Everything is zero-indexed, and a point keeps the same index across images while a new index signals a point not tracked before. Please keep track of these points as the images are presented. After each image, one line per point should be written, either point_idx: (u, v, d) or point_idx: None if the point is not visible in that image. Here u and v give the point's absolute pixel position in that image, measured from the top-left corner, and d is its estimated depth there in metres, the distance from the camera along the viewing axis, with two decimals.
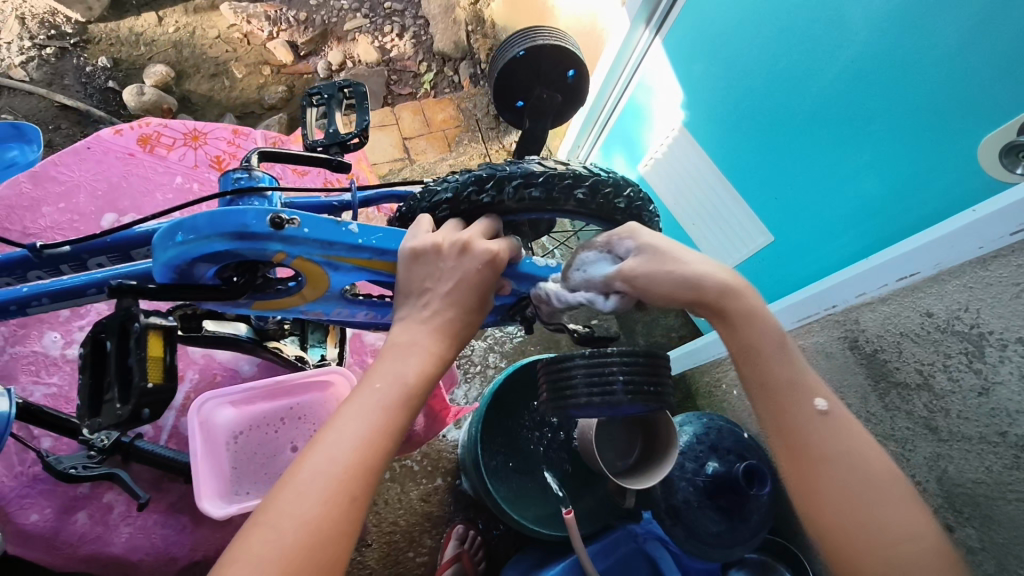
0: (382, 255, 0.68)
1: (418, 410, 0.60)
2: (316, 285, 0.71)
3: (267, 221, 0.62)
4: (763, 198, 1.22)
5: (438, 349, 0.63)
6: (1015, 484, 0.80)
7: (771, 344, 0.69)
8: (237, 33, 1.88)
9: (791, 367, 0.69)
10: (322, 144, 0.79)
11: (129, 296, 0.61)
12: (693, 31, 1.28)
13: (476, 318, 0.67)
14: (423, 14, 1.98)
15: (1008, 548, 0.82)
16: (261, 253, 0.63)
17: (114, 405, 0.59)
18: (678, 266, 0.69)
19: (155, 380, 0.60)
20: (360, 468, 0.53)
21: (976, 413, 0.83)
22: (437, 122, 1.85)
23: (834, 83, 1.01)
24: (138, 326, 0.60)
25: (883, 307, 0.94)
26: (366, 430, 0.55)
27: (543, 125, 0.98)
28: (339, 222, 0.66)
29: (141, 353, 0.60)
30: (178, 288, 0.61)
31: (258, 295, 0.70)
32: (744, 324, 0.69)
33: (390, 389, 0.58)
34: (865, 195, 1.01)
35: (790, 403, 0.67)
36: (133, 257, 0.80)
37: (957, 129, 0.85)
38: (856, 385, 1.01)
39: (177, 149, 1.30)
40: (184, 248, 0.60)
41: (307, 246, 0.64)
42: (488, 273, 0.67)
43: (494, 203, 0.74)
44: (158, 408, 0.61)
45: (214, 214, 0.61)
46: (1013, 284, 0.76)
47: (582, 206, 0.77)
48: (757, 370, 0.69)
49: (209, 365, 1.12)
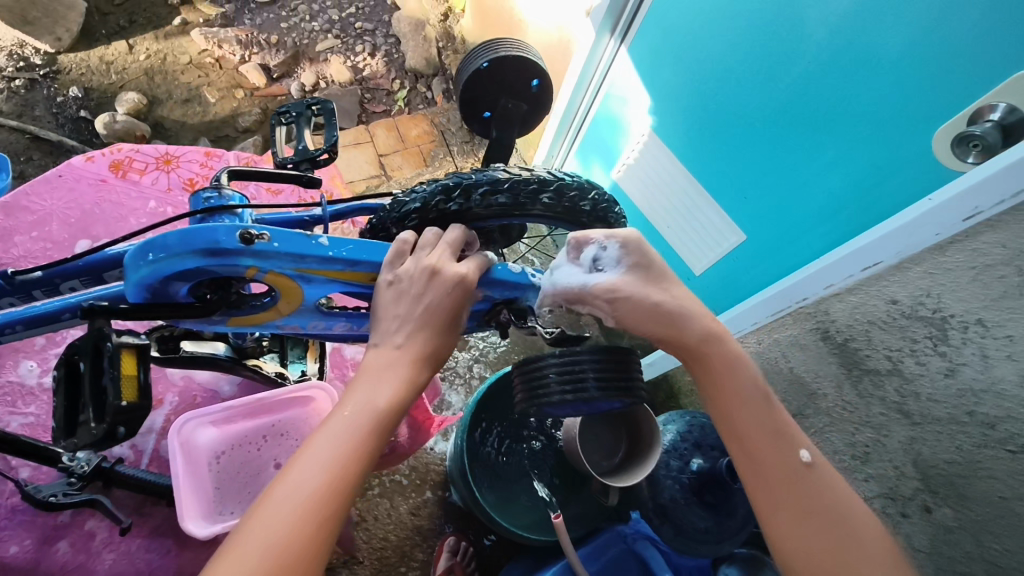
0: (354, 266, 0.69)
1: (390, 435, 0.61)
2: (290, 298, 0.72)
3: (237, 237, 0.62)
4: (734, 198, 1.24)
5: (411, 374, 0.64)
6: (985, 461, 0.83)
7: (753, 389, 0.72)
8: (208, 58, 1.89)
9: (773, 415, 0.71)
10: (293, 162, 0.80)
11: (101, 317, 0.62)
12: (660, 38, 1.30)
13: (449, 339, 0.69)
14: (393, 33, 2.01)
15: (983, 524, 0.85)
16: (233, 269, 0.64)
17: (91, 424, 0.60)
18: (688, 304, 0.75)
19: (129, 398, 0.60)
20: (327, 501, 0.54)
21: (945, 394, 0.85)
22: (412, 137, 1.87)
23: (796, 84, 1.04)
24: (110, 345, 0.60)
25: (851, 297, 0.96)
26: (333, 462, 0.56)
27: (510, 133, 1.03)
28: (309, 235, 0.67)
29: (115, 372, 0.59)
30: (150, 309, 0.62)
31: (232, 312, 0.70)
32: (726, 369, 0.73)
33: (361, 418, 0.59)
34: (829, 192, 1.04)
35: (772, 449, 0.69)
36: (106, 278, 0.79)
37: (914, 123, 0.88)
38: (830, 374, 1.03)
39: (150, 173, 1.30)
40: (156, 266, 0.61)
41: (279, 261, 0.65)
42: (460, 294, 0.69)
43: (461, 211, 0.76)
44: (133, 425, 0.61)
45: (184, 232, 0.61)
46: (969, 268, 0.79)
47: (549, 210, 0.79)
48: (736, 415, 0.71)
49: (188, 386, 1.11)
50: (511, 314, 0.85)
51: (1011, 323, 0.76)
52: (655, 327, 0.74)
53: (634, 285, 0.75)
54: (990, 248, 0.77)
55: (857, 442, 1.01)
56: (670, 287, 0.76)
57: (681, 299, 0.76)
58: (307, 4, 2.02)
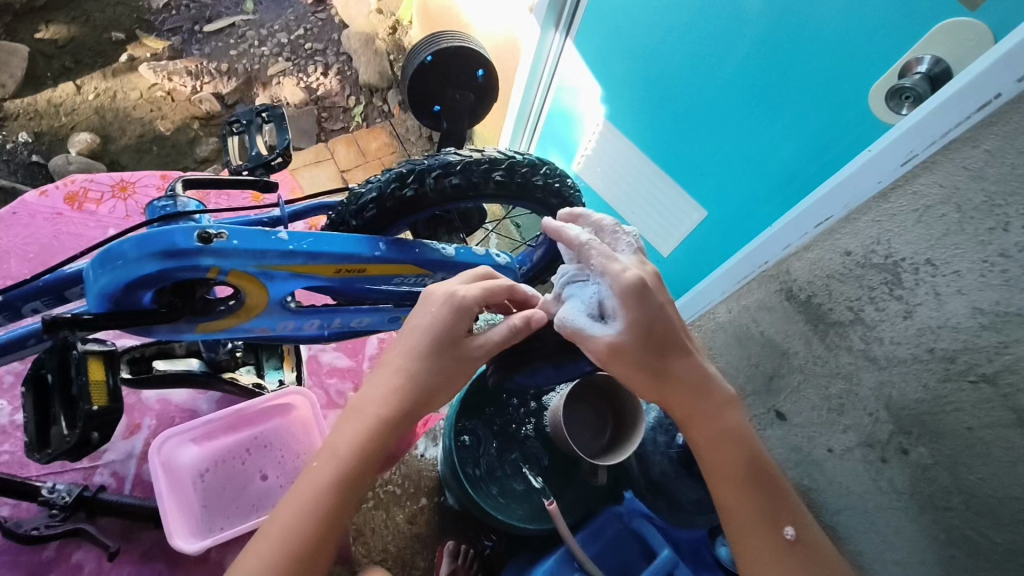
0: (315, 258, 0.73)
1: (359, 474, 0.68)
2: (255, 299, 0.73)
3: (195, 238, 0.64)
4: (691, 177, 1.27)
5: (375, 416, 0.69)
6: (951, 395, 0.85)
7: (745, 469, 0.76)
8: (160, 91, 1.87)
9: (766, 492, 0.76)
10: (247, 168, 0.80)
11: (64, 328, 0.61)
12: (605, 30, 1.33)
13: (435, 367, 0.71)
14: (344, 51, 2.03)
15: (956, 458, 0.88)
16: (195, 270, 0.65)
17: (64, 431, 0.64)
18: (676, 363, 0.75)
19: (99, 403, 0.63)
20: (297, 550, 0.64)
21: (905, 336, 0.89)
22: (372, 151, 1.88)
23: (738, 66, 1.08)
24: (76, 353, 0.63)
25: (809, 254, 1.00)
26: (303, 514, 0.65)
27: (462, 125, 1.04)
28: (267, 231, 0.69)
29: (83, 378, 0.63)
30: (115, 316, 0.62)
31: (199, 317, 0.71)
32: (719, 452, 0.76)
33: (327, 469, 0.67)
34: (781, 163, 1.07)
35: (760, 530, 0.74)
36: (69, 296, 0.77)
37: (851, 86, 0.92)
38: (798, 332, 1.06)
39: (107, 202, 1.29)
40: (115, 273, 0.62)
41: (239, 258, 0.67)
42: (455, 311, 0.72)
43: (417, 195, 0.81)
44: (106, 430, 0.65)
45: (141, 237, 0.62)
46: (913, 212, 0.84)
47: (502, 186, 0.86)
48: (728, 498, 0.76)
49: (166, 409, 1.10)
50: None
51: (957, 258, 0.79)
52: (650, 387, 0.75)
53: (632, 342, 0.73)
54: (928, 189, 0.82)
55: (831, 395, 1.04)
56: (664, 345, 0.74)
57: (672, 358, 0.75)
58: (255, 29, 2.02)
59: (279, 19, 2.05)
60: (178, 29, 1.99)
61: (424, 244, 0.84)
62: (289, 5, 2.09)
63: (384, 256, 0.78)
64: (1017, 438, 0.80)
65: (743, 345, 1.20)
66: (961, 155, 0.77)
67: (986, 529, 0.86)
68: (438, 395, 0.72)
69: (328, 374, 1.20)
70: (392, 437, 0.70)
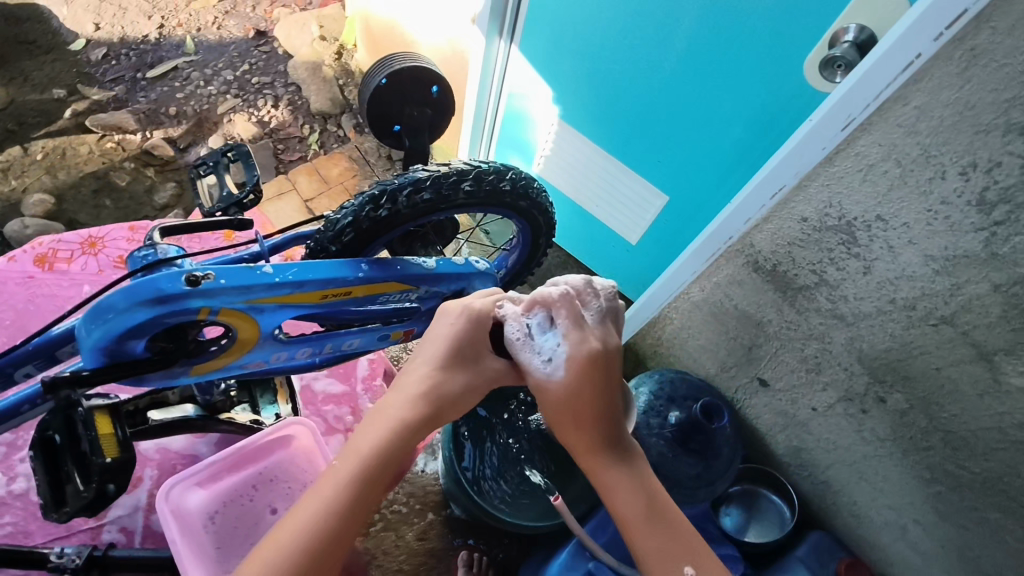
0: (302, 286, 0.75)
1: (385, 474, 0.66)
2: (247, 334, 0.76)
3: (183, 281, 0.67)
4: (650, 166, 1.33)
5: (402, 416, 0.69)
6: (917, 340, 0.91)
7: (649, 512, 0.72)
8: (110, 143, 1.85)
9: (672, 531, 0.71)
10: (221, 209, 0.83)
11: (64, 389, 0.66)
12: (546, 32, 1.33)
13: (456, 375, 0.74)
14: (291, 81, 2.02)
15: (931, 399, 0.94)
16: (185, 312, 0.67)
17: (80, 488, 0.68)
18: (597, 425, 0.76)
19: (112, 454, 0.68)
20: (315, 551, 0.60)
21: (867, 290, 0.94)
22: (334, 176, 1.88)
23: (681, 54, 1.12)
24: (81, 410, 0.67)
25: (768, 226, 1.03)
26: (324, 513, 0.62)
27: (423, 140, 1.08)
28: (252, 267, 0.72)
29: (92, 433, 0.67)
30: (108, 371, 0.67)
31: (192, 360, 0.75)
32: (622, 496, 0.73)
33: (350, 468, 0.65)
34: (734, 141, 1.15)
35: (667, 574, 0.68)
36: (59, 355, 0.77)
37: (785, 65, 0.99)
38: (769, 301, 1.11)
39: (78, 259, 1.27)
40: (106, 326, 0.65)
41: (228, 295, 0.70)
42: (471, 322, 0.78)
43: (392, 214, 0.84)
44: (121, 480, 0.70)
45: (128, 289, 0.65)
46: (858, 171, 0.87)
47: (472, 196, 0.89)
48: (638, 539, 0.71)
49: (166, 457, 1.10)
50: None
51: (904, 211, 0.84)
52: (563, 435, 0.78)
53: (557, 392, 0.77)
54: (869, 149, 0.84)
55: (808, 355, 1.09)
56: (586, 407, 0.76)
57: (591, 420, 0.76)
58: (199, 70, 2.01)
59: (222, 57, 2.05)
60: (121, 79, 1.97)
61: (405, 260, 0.86)
62: (230, 42, 2.08)
63: (367, 276, 0.81)
64: (980, 371, 0.86)
65: (720, 321, 1.24)
66: (894, 114, 0.80)
67: (964, 461, 0.94)
68: (462, 402, 0.74)
69: (323, 402, 1.22)
70: (415, 440, 0.70)
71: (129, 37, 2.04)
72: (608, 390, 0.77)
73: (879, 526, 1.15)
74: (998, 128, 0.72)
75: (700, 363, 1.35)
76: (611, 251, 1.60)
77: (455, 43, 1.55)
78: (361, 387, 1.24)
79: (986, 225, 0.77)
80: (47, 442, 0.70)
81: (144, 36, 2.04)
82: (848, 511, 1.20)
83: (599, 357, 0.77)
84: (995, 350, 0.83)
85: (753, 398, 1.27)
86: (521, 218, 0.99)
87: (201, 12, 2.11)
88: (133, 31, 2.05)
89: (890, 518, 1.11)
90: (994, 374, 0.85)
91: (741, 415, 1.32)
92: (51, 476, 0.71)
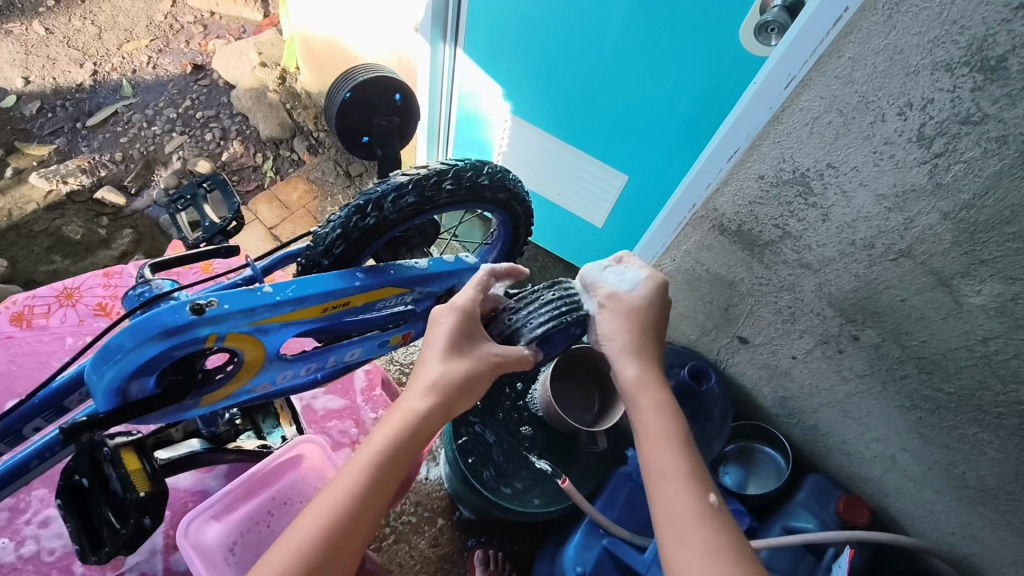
0: (302, 301, 0.78)
1: (400, 462, 0.70)
2: (254, 356, 0.79)
3: (187, 312, 0.69)
4: (606, 148, 1.37)
5: (413, 407, 0.73)
6: (881, 277, 0.97)
7: (673, 430, 0.75)
8: (57, 196, 1.80)
9: (695, 459, 0.72)
10: (205, 239, 0.84)
11: (84, 433, 0.71)
12: (486, 30, 1.34)
13: (461, 363, 0.78)
14: (238, 111, 2.00)
15: (901, 330, 1.00)
16: (194, 341, 0.70)
17: (119, 525, 0.72)
18: (653, 342, 0.85)
19: (144, 488, 0.73)
20: (335, 529, 0.64)
21: (829, 236, 0.99)
22: (295, 201, 1.87)
23: (620, 35, 1.15)
24: (108, 450, 0.72)
25: (728, 188, 1.08)
26: (343, 497, 0.66)
27: (394, 147, 1.09)
28: (253, 289, 0.74)
29: (123, 470, 0.72)
30: (120, 411, 0.70)
31: (201, 390, 0.78)
32: (654, 414, 0.76)
33: (366, 457, 0.69)
34: (684, 115, 1.20)
35: (661, 454, 0.72)
36: (68, 405, 0.76)
37: (724, 37, 1.04)
38: (738, 261, 1.15)
39: (56, 313, 1.24)
40: (118, 366, 0.67)
41: (233, 319, 0.72)
42: (463, 316, 0.82)
43: (379, 221, 0.86)
44: (155, 511, 0.75)
45: (134, 328, 0.67)
46: (805, 125, 0.92)
47: (454, 194, 0.91)
48: (661, 459, 0.72)
49: (175, 497, 1.09)
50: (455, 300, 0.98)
51: (852, 156, 0.89)
52: (618, 334, 0.85)
53: (635, 300, 0.87)
54: (812, 103, 0.89)
55: (782, 306, 1.14)
56: (652, 322, 0.87)
57: (652, 334, 0.86)
58: (140, 111, 1.98)
59: (162, 96, 2.02)
60: (60, 131, 1.92)
61: (398, 264, 0.88)
62: (168, 80, 2.05)
63: (364, 284, 0.83)
64: (941, 296, 0.92)
65: (694, 287, 1.28)
66: (831, 67, 0.85)
67: (939, 383, 1.00)
68: (469, 393, 0.79)
69: (325, 419, 1.23)
70: (428, 429, 0.74)
71: (62, 87, 1.98)
72: (667, 321, 0.89)
73: (870, 460, 1.21)
74: (926, 68, 0.77)
75: (681, 330, 1.40)
76: (581, 235, 1.63)
77: (399, 53, 1.56)
78: (362, 399, 1.25)
79: (928, 158, 0.82)
80: (78, 491, 0.75)
81: (78, 84, 2.00)
82: (839, 450, 1.26)
83: (672, 289, 0.90)
84: (952, 274, 0.89)
85: (735, 356, 1.32)
86: (500, 210, 1.01)
87: (134, 53, 2.08)
88: (65, 81, 1.99)
89: (878, 450, 1.18)
90: (955, 297, 0.90)
91: (726, 374, 1.38)
92: (85, 522, 0.76)
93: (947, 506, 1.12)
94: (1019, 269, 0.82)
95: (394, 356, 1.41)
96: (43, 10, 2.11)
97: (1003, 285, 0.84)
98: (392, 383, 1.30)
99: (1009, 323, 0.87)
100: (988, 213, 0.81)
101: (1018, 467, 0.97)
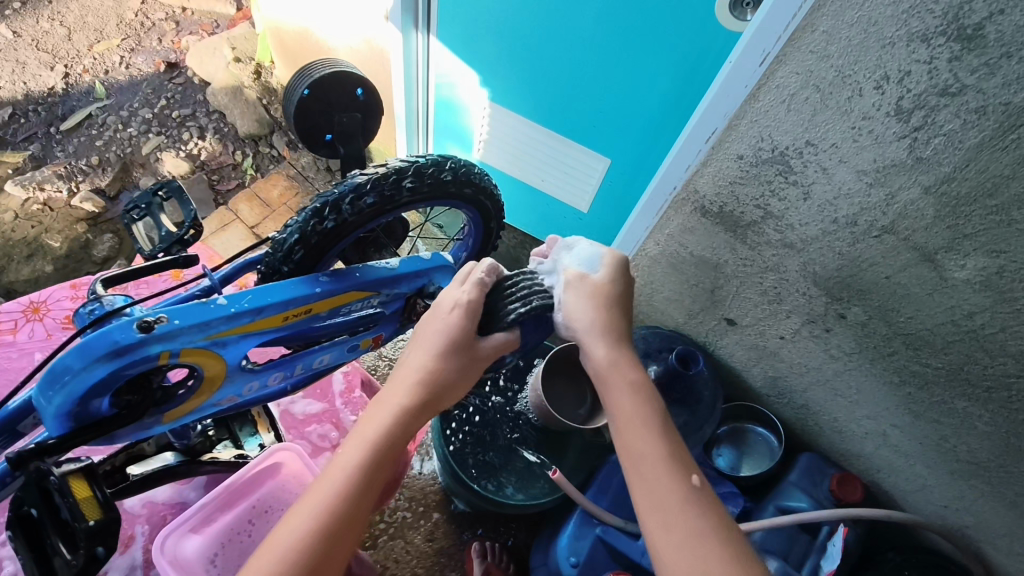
0: (260, 312, 0.77)
1: (391, 462, 0.69)
2: (213, 371, 0.78)
3: (135, 330, 0.67)
4: (588, 133, 1.34)
5: (411, 398, 0.72)
6: (866, 254, 0.95)
7: (652, 412, 0.73)
8: (35, 204, 1.76)
9: (671, 438, 0.71)
10: (162, 249, 0.82)
11: (32, 461, 0.71)
12: (457, 21, 1.31)
13: (456, 357, 0.76)
14: (214, 109, 1.96)
15: (888, 307, 0.98)
16: (145, 360, 0.69)
17: (67, 557, 0.69)
18: (620, 319, 0.82)
19: (94, 517, 0.70)
20: (323, 536, 0.62)
21: (810, 215, 0.97)
22: (275, 199, 1.84)
23: (597, 13, 1.11)
24: (55, 479, 0.71)
25: (707, 170, 1.06)
26: (329, 502, 0.64)
27: (359, 145, 1.06)
28: (205, 303, 0.73)
29: (71, 498, 0.70)
30: (76, 434, 0.69)
31: (162, 407, 0.77)
32: (629, 395, 0.74)
33: (355, 457, 0.67)
34: (660, 95, 1.17)
35: (642, 435, 0.71)
36: (22, 429, 0.75)
37: (698, 15, 1.02)
38: (722, 243, 1.13)
39: (24, 328, 1.23)
40: (66, 389, 0.66)
41: (187, 335, 0.71)
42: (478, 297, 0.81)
43: (339, 224, 0.84)
44: (109, 540, 0.71)
45: (83, 348, 0.66)
46: (782, 102, 0.89)
47: (415, 192, 0.89)
48: (637, 439, 0.71)
49: (154, 510, 1.09)
50: (426, 299, 0.96)
51: (830, 132, 0.87)
52: (589, 314, 0.81)
53: (600, 282, 0.84)
54: (787, 79, 0.87)
55: (767, 287, 1.13)
56: (617, 305, 0.84)
57: (619, 313, 0.83)
58: (114, 113, 1.94)
59: (136, 96, 1.97)
60: (34, 137, 1.88)
61: (364, 267, 0.87)
62: (141, 80, 2.00)
63: (326, 289, 0.82)
64: (926, 272, 0.90)
65: (679, 271, 1.26)
66: (806, 42, 0.82)
67: (927, 359, 0.98)
68: (465, 381, 0.77)
69: (305, 423, 1.23)
70: (415, 426, 0.72)
71: (34, 92, 1.94)
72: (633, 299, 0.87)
73: (861, 437, 1.20)
74: (902, 40, 0.74)
75: (669, 314, 1.38)
76: (564, 221, 1.61)
77: (368, 41, 1.52)
78: (341, 402, 1.25)
79: (907, 132, 0.80)
80: (30, 520, 0.72)
81: (49, 88, 1.95)
82: (831, 428, 1.25)
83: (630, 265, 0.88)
84: (937, 249, 0.87)
85: (724, 338, 1.31)
86: (469, 205, 0.99)
87: (105, 54, 2.03)
88: (36, 85, 1.95)
89: (869, 427, 1.16)
90: (939, 272, 0.89)
91: (716, 357, 1.37)
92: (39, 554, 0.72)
93: (939, 481, 1.11)
94: (1003, 241, 0.80)
95: (380, 353, 1.41)
96: (9, 13, 2.05)
97: (988, 258, 0.83)
98: (373, 382, 1.29)
99: (994, 297, 0.85)
100: (969, 185, 0.79)
101: (1008, 440, 0.96)
